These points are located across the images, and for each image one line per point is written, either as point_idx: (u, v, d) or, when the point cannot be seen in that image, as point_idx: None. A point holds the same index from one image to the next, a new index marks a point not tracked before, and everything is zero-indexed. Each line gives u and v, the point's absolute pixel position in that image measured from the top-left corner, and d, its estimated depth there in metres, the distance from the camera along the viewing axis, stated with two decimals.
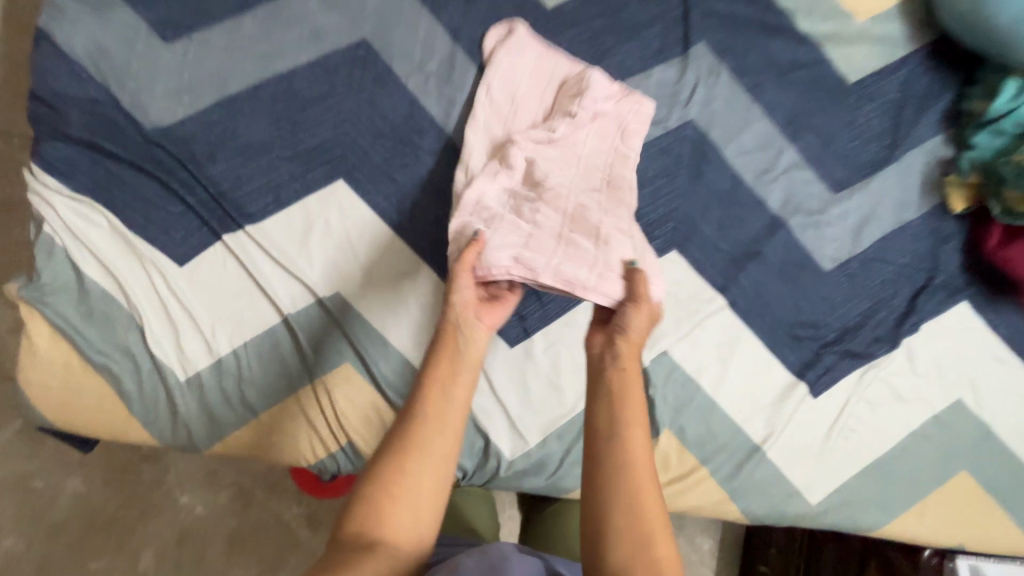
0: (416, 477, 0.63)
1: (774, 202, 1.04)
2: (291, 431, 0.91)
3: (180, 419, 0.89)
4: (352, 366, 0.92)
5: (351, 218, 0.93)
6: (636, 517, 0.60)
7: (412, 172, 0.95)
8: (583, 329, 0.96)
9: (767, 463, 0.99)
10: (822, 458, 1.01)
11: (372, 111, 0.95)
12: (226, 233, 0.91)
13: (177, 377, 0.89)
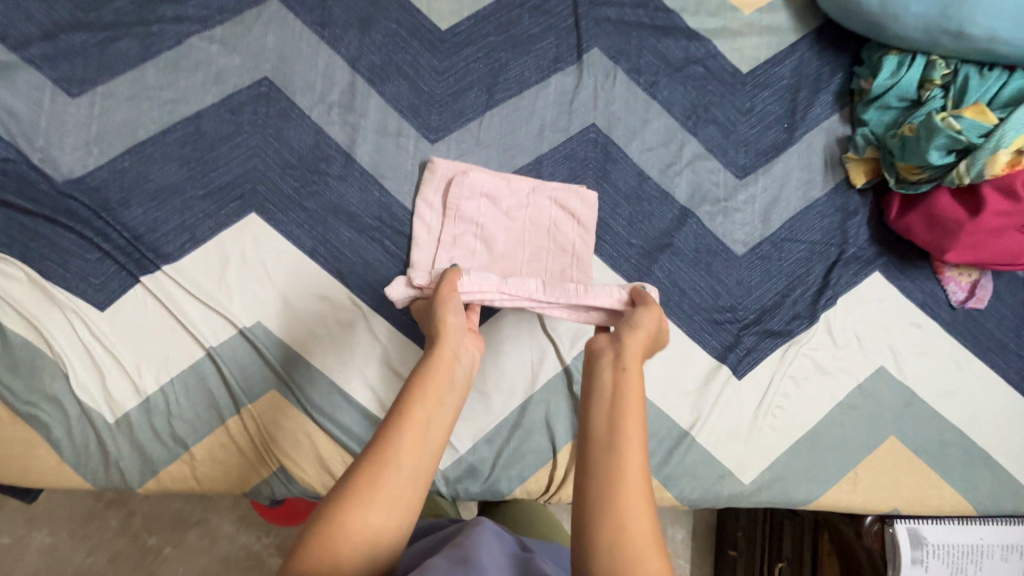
0: (391, 492, 0.60)
1: (682, 194, 1.08)
2: (222, 462, 0.92)
3: (111, 460, 0.90)
4: (279, 393, 0.94)
5: (267, 249, 0.96)
6: (625, 523, 0.58)
7: (323, 199, 0.98)
8: (504, 335, 1.00)
9: (697, 447, 1.01)
10: (751, 437, 1.03)
11: (279, 144, 0.98)
12: (143, 274, 0.93)
13: (107, 421, 0.91)
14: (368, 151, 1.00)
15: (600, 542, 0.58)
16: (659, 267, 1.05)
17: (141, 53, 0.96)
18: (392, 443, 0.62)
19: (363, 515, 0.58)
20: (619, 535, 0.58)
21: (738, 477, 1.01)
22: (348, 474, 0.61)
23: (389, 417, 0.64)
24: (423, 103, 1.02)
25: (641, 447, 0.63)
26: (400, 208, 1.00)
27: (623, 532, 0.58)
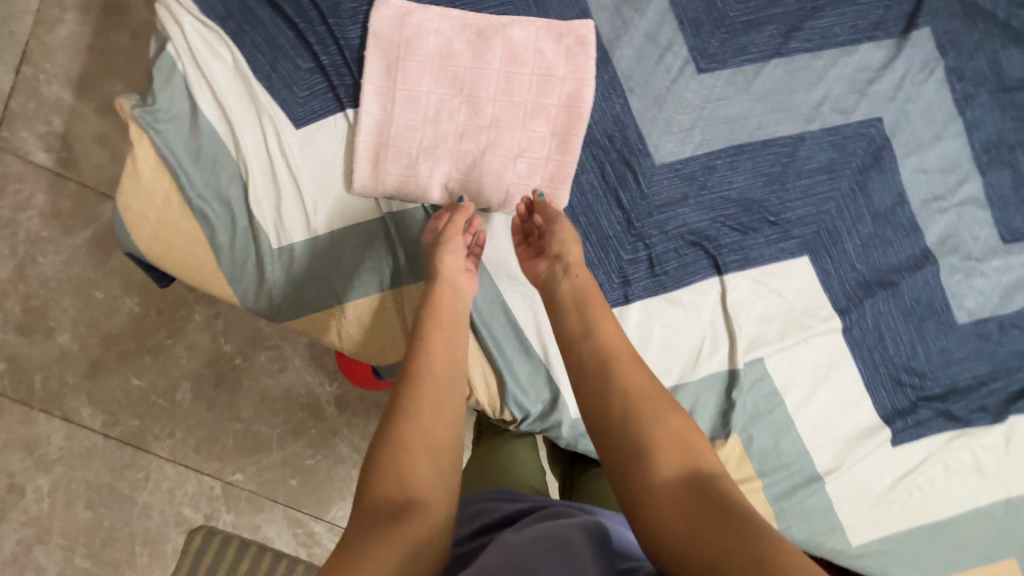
0: (430, 422, 0.65)
1: (933, 234, 0.93)
2: (366, 327, 0.87)
3: (265, 286, 0.86)
4: None
5: (484, 123, 0.84)
6: (634, 404, 0.67)
7: (563, 90, 0.84)
8: (686, 311, 0.90)
9: (823, 495, 0.95)
10: (878, 505, 0.97)
11: (536, 11, 0.85)
12: (351, 103, 0.83)
13: (271, 245, 0.85)
14: (629, 55, 0.86)
15: (616, 425, 0.66)
16: (871, 303, 0.93)
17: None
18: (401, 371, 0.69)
19: (394, 431, 0.63)
20: (629, 417, 0.66)
21: (849, 535, 0.97)
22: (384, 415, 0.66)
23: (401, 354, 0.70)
24: (712, 22, 0.87)
25: (616, 328, 0.74)
26: (637, 133, 0.87)
27: (631, 403, 0.67)
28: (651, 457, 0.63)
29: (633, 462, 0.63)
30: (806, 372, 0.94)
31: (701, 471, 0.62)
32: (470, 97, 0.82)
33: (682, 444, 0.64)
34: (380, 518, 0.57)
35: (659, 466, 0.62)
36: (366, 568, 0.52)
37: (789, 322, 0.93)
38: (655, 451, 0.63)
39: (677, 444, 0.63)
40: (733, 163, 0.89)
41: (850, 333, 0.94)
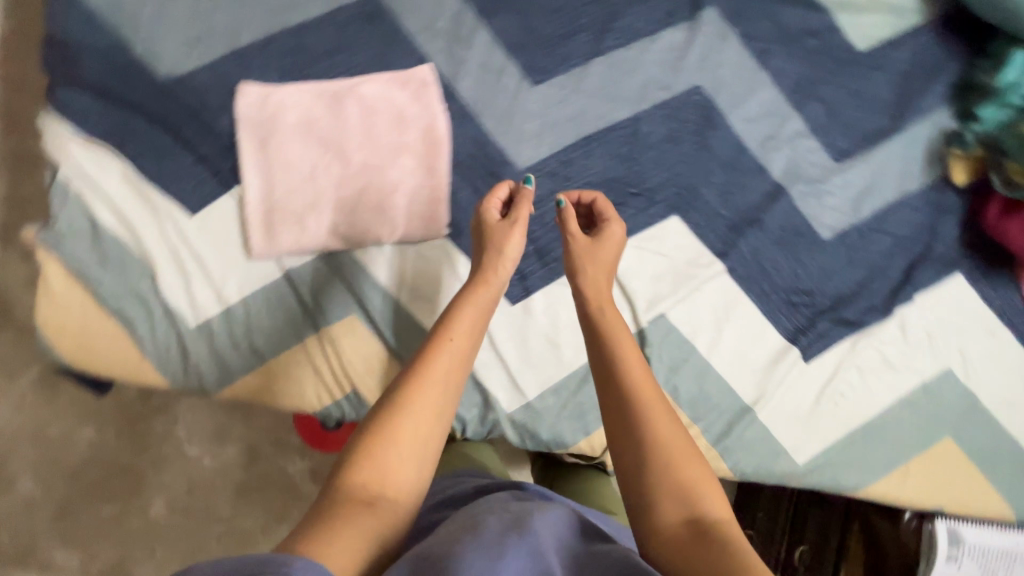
0: (415, 423, 0.73)
1: (777, 169, 1.05)
2: (296, 378, 0.94)
3: (193, 364, 0.92)
4: (356, 317, 0.95)
5: (355, 172, 0.94)
6: (653, 435, 0.73)
7: (418, 127, 0.96)
8: None
9: (757, 424, 1.02)
10: (810, 420, 1.04)
11: (378, 67, 0.96)
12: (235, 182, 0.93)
13: (189, 325, 0.92)
14: (470, 84, 0.98)
15: (639, 444, 0.73)
16: (744, 242, 1.04)
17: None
18: (417, 375, 0.76)
19: (396, 437, 0.72)
20: (647, 444, 0.72)
21: (791, 454, 1.03)
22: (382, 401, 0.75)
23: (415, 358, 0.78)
24: (532, 41, 1.00)
25: (633, 344, 0.82)
26: (495, 147, 0.98)
27: (653, 432, 0.73)
28: (659, 501, 0.69)
29: (649, 490, 0.70)
30: (708, 316, 1.02)
31: (709, 519, 0.67)
32: (340, 152, 0.94)
33: (683, 486, 0.70)
34: (356, 501, 0.65)
35: (664, 511, 0.68)
36: (343, 537, 0.61)
37: (679, 276, 1.02)
38: (664, 497, 0.69)
39: (678, 481, 0.70)
40: (585, 152, 1.00)
41: (735, 273, 1.04)
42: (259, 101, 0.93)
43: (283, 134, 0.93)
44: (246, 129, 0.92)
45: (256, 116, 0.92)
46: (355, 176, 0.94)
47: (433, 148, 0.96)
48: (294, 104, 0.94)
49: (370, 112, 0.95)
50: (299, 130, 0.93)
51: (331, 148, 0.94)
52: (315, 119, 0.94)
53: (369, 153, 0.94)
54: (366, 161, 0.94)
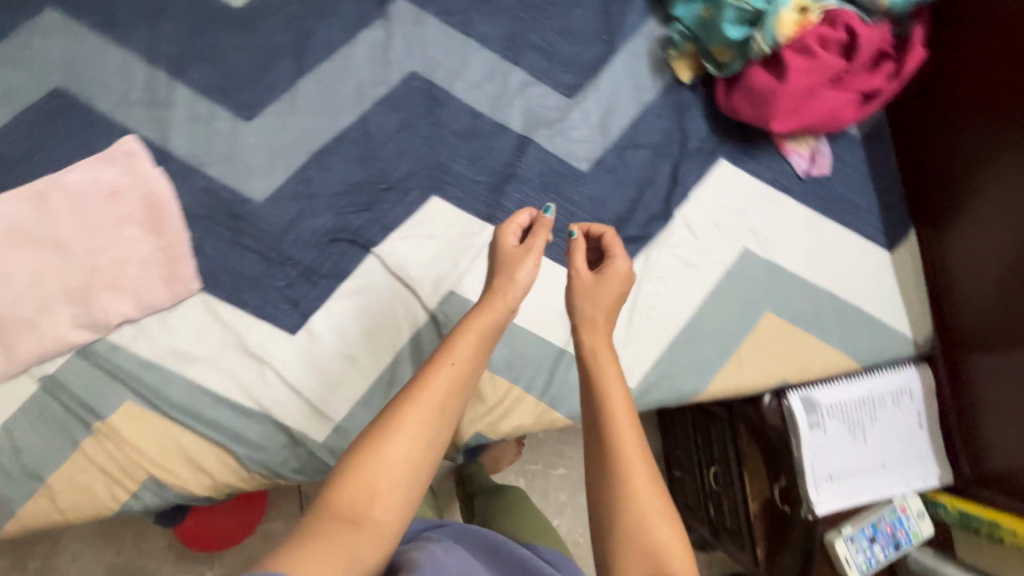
0: (654, 534, 0.53)
1: (852, 183, 0.86)
2: (244, 459, 0.70)
3: (101, 450, 0.67)
4: (325, 371, 0.73)
5: (332, 193, 0.76)
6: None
7: (407, 141, 0.79)
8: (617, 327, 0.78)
9: (838, 494, 0.81)
10: (906, 488, 0.82)
11: (359, 69, 0.79)
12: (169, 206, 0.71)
13: (98, 398, 0.67)
14: (469, 91, 0.81)
15: None
16: (819, 271, 0.83)
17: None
18: (628, 446, 0.57)
19: (630, 539, 0.53)
20: None
21: (898, 550, 0.80)
22: (420, 442, 0.54)
23: (450, 384, 0.58)
24: (547, 39, 0.83)
25: None
26: (500, 166, 0.81)
27: None
28: None
29: None
30: (780, 364, 0.81)
31: None
32: (312, 170, 0.76)
33: None
34: None
35: None
36: None
37: (741, 314, 0.81)
38: None
39: None
40: (609, 171, 0.83)
41: (813, 310, 0.82)
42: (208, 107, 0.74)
43: (239, 148, 0.75)
44: (191, 142, 0.73)
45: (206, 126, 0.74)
46: (330, 198, 0.76)
47: (428, 164, 0.79)
48: (251, 112, 0.75)
49: (349, 122, 0.78)
50: (261, 143, 0.75)
51: (300, 165, 0.76)
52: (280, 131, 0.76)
53: (347, 169, 0.77)
54: (344, 180, 0.77)
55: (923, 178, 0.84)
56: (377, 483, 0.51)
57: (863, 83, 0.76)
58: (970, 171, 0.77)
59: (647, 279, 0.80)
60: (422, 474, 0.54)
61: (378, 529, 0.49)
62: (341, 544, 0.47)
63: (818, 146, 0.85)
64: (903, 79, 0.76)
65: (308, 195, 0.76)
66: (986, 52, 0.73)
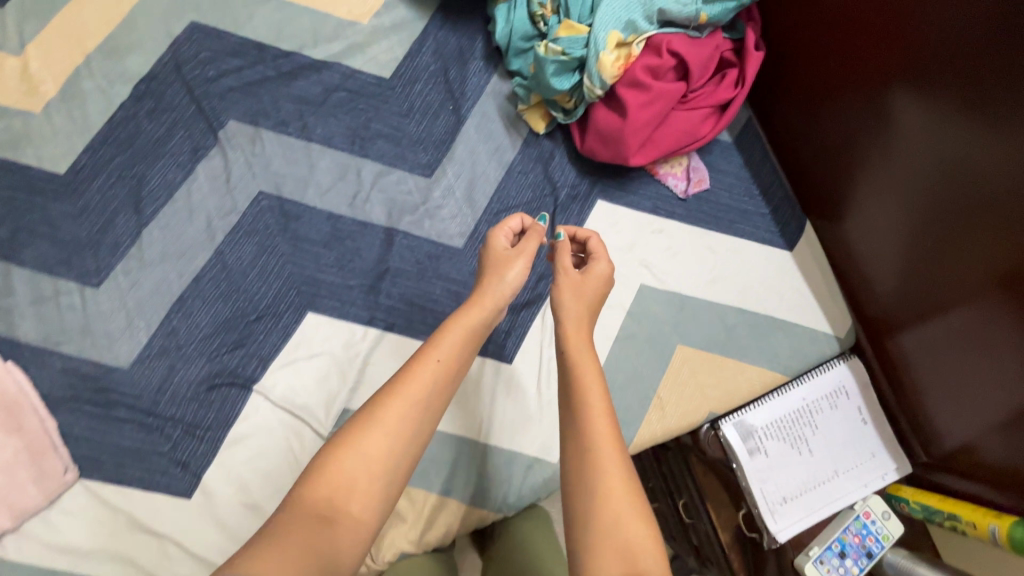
0: (631, 527, 0.51)
1: (732, 192, 0.84)
2: None
3: None
4: (227, 531, 0.68)
5: (198, 339, 0.73)
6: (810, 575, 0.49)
7: (267, 264, 0.76)
8: (524, 403, 0.75)
9: (794, 515, 0.76)
10: (862, 489, 0.78)
11: (202, 204, 0.76)
12: (27, 399, 0.67)
13: None
14: (323, 196, 0.78)
15: None
16: (720, 290, 0.80)
17: (3, 103, 0.74)
18: (611, 447, 0.55)
19: (603, 546, 0.50)
20: None
21: (872, 560, 0.74)
22: (404, 437, 0.55)
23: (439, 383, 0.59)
24: (390, 124, 0.81)
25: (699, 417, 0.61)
26: (372, 265, 0.78)
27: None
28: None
29: None
30: (701, 396, 0.77)
31: None
32: (172, 322, 0.72)
33: None
34: None
35: None
36: None
37: (649, 355, 0.78)
38: None
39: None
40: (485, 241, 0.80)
41: (722, 331, 0.79)
42: (50, 283, 0.71)
43: (90, 317, 0.71)
44: (39, 324, 0.70)
45: (51, 304, 0.71)
46: (197, 345, 0.72)
47: (293, 282, 0.76)
48: (97, 277, 0.72)
49: (201, 261, 0.74)
50: (113, 306, 0.72)
51: (159, 319, 0.72)
52: (130, 288, 0.72)
53: (209, 309, 0.73)
54: (208, 322, 0.73)
55: (811, 174, 0.81)
56: (356, 479, 0.53)
57: (711, 97, 0.74)
58: (851, 154, 0.75)
59: (547, 345, 0.77)
60: (401, 469, 0.55)
61: (348, 522, 0.51)
62: (310, 537, 0.48)
63: (692, 163, 0.83)
64: (749, 84, 0.73)
65: (174, 347, 0.72)
66: (835, 39, 0.72)
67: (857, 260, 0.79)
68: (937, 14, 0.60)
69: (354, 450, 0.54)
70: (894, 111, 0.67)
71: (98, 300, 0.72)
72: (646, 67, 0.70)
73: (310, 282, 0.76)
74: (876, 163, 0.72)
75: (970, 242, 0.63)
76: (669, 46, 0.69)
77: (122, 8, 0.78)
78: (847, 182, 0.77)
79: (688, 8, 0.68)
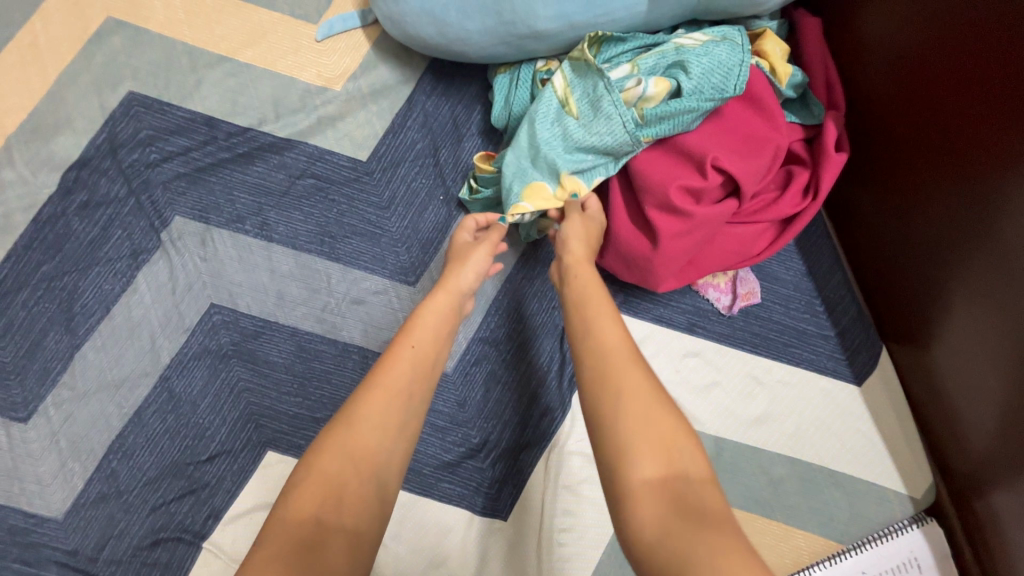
0: (651, 420, 0.43)
1: (787, 305, 0.68)
2: None
3: None
4: None
5: (140, 483, 0.62)
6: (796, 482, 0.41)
7: (219, 392, 0.64)
8: (517, 566, 0.62)
9: None
10: None
11: (144, 318, 0.64)
12: None
13: None
14: (286, 310, 0.65)
15: None
16: (764, 431, 0.65)
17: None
18: (622, 354, 0.47)
19: (629, 443, 0.42)
20: None
21: None
22: (389, 430, 0.46)
23: (419, 367, 0.50)
24: (365, 218, 0.66)
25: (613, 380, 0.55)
26: (342, 395, 0.65)
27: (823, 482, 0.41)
28: None
29: None
30: None
31: None
32: (108, 463, 0.62)
33: None
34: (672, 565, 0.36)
35: None
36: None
37: None
38: None
39: None
40: (480, 362, 0.66)
41: (765, 482, 0.65)
42: None
43: (17, 456, 0.61)
44: None
45: None
46: (136, 490, 0.62)
47: (249, 414, 0.64)
48: (24, 408, 0.62)
49: (143, 389, 0.63)
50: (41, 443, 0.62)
51: (94, 459, 0.62)
52: (61, 423, 0.62)
53: (149, 447, 0.63)
54: (150, 463, 0.63)
55: (892, 287, 0.64)
56: (342, 484, 0.44)
57: (771, 211, 0.63)
58: (948, 270, 0.57)
59: (548, 499, 0.63)
60: (394, 469, 0.46)
61: (344, 537, 0.42)
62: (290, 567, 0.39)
63: (740, 273, 0.67)
64: (820, 197, 0.62)
65: (110, 495, 0.62)
66: (932, 115, 0.55)
67: (941, 401, 0.62)
68: None
69: (332, 451, 0.45)
70: (1009, 213, 0.50)
71: (24, 436, 0.62)
72: (681, 186, 0.59)
73: (268, 413, 0.64)
74: (973, 283, 0.55)
75: None
76: (714, 163, 0.58)
77: (47, 78, 0.65)
78: (936, 306, 0.59)
79: (624, 138, 0.58)
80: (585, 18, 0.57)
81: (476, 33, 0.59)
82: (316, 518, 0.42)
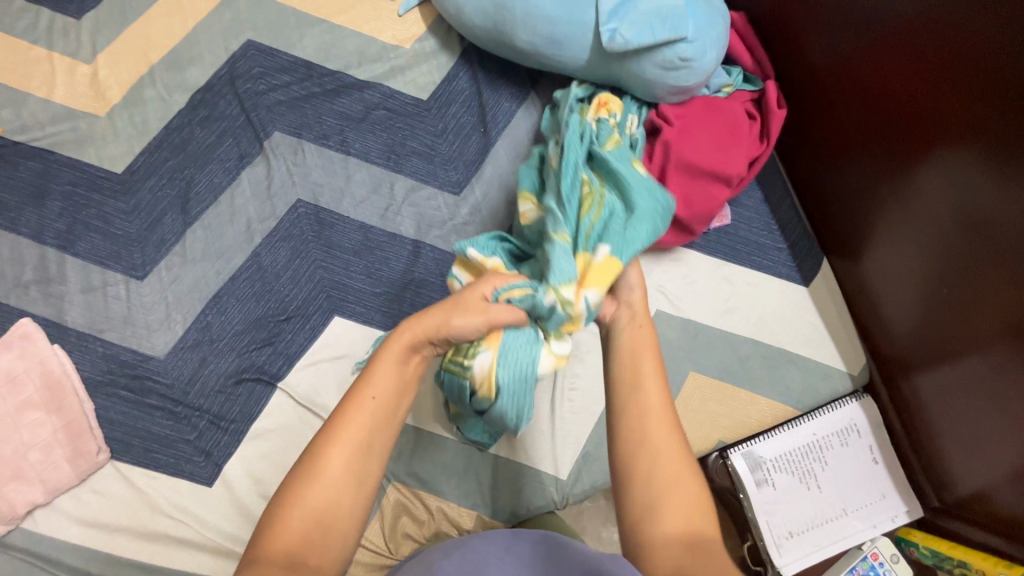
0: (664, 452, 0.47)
1: (751, 225, 0.86)
2: None
3: None
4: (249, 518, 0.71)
5: (228, 335, 0.76)
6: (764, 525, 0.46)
7: (298, 267, 0.79)
8: (536, 409, 0.77)
9: (803, 548, 0.76)
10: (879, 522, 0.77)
11: (245, 205, 0.80)
12: (69, 378, 0.72)
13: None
14: (357, 207, 0.82)
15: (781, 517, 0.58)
16: (734, 319, 0.82)
17: (72, 106, 0.81)
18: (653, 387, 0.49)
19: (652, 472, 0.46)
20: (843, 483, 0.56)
21: None
22: (363, 469, 0.46)
23: (378, 418, 0.47)
24: (422, 142, 0.85)
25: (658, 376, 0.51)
26: (398, 275, 0.80)
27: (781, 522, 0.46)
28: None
29: None
30: (712, 417, 0.79)
31: None
32: (204, 316, 0.76)
33: None
34: None
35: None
36: None
37: (663, 376, 0.80)
38: None
39: None
40: None
41: (736, 359, 0.81)
42: (100, 271, 0.76)
43: (135, 305, 0.76)
44: (86, 309, 0.75)
45: (99, 291, 0.75)
46: (225, 340, 0.76)
47: (321, 285, 0.79)
48: (143, 267, 0.77)
49: (238, 261, 0.79)
50: (154, 296, 0.76)
51: (194, 313, 0.76)
52: (171, 282, 0.77)
53: (240, 306, 0.77)
54: (239, 319, 0.77)
55: (838, 225, 0.82)
56: (324, 515, 0.44)
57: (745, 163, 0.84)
58: (879, 210, 0.75)
59: (561, 361, 0.78)
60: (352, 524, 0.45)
61: None
62: None
63: None
64: (772, 140, 0.84)
65: (204, 343, 0.76)
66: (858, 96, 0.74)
67: (878, 311, 0.79)
68: (968, 74, 0.60)
69: (297, 503, 0.43)
70: (919, 166, 0.68)
71: (142, 290, 0.76)
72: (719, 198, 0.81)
73: (336, 286, 0.79)
74: (897, 219, 0.73)
75: (995, 282, 0.62)
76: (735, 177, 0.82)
77: (186, 24, 0.85)
78: (871, 235, 0.77)
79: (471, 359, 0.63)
80: (545, 49, 0.80)
81: (477, 27, 0.82)
82: (291, 564, 0.41)
